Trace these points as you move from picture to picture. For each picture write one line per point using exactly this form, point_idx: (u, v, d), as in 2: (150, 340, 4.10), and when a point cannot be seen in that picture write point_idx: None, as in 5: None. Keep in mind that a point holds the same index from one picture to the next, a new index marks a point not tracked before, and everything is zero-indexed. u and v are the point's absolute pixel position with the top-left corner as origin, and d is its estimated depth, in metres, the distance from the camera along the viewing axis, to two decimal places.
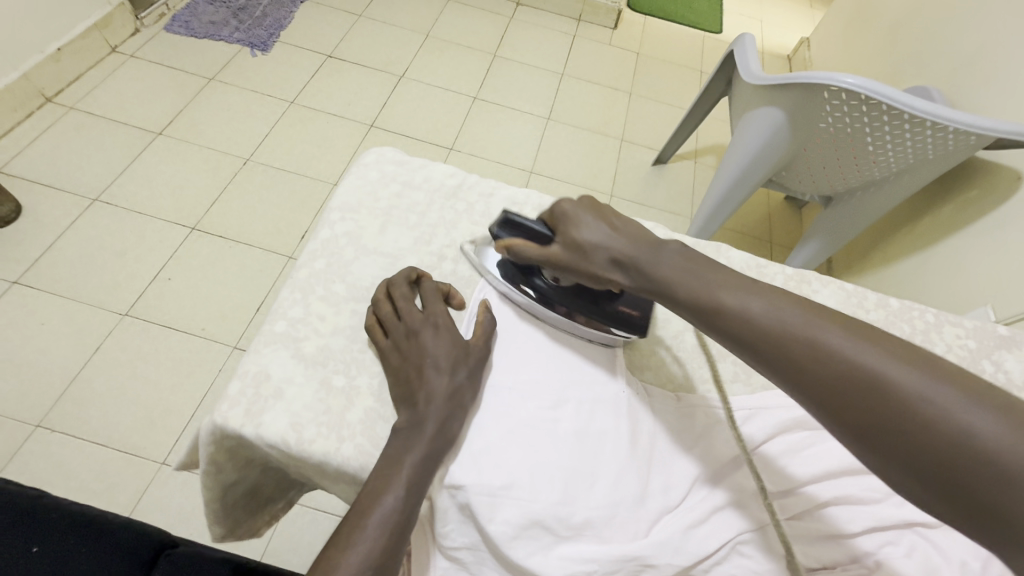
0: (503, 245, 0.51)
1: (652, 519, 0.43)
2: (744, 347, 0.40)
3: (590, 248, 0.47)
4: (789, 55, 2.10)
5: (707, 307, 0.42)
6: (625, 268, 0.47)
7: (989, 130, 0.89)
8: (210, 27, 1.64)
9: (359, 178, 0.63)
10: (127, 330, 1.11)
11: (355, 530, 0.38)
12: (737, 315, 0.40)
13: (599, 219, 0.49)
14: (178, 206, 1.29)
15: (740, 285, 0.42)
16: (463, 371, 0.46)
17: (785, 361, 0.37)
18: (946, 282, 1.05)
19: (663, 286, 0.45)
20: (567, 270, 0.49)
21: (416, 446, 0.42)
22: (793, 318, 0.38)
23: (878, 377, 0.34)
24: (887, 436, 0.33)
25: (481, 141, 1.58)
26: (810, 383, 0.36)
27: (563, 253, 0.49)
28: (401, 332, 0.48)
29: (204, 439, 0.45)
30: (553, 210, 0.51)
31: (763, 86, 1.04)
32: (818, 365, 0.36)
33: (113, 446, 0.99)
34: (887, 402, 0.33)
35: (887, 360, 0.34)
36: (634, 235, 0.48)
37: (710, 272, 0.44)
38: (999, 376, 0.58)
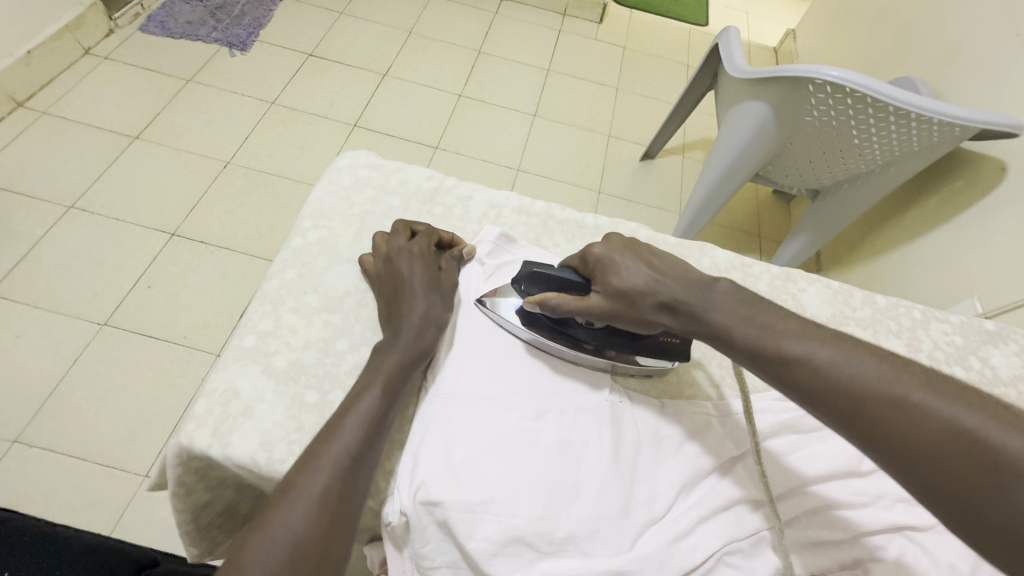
0: (534, 301, 0.50)
1: (637, 532, 0.42)
2: (812, 400, 0.37)
3: (637, 294, 0.46)
4: (776, 46, 2.09)
5: (768, 353, 0.39)
6: (677, 309, 0.45)
7: (976, 122, 0.88)
8: (187, 27, 1.60)
9: (332, 184, 0.61)
10: (106, 341, 1.09)
11: (278, 511, 0.36)
12: (805, 366, 0.37)
13: (637, 260, 0.48)
14: (157, 212, 1.26)
15: (806, 332, 0.39)
16: (438, 296, 0.51)
17: (860, 417, 0.34)
18: (934, 274, 1.05)
19: (715, 327, 0.43)
20: (613, 318, 0.48)
21: (348, 423, 0.41)
22: (869, 371, 0.35)
23: (974, 440, 0.31)
24: (989, 510, 0.29)
25: (467, 139, 1.56)
26: (892, 442, 0.33)
27: (605, 301, 0.47)
28: (385, 260, 0.53)
29: (172, 461, 0.43)
30: (585, 257, 0.50)
31: (748, 80, 1.03)
32: (901, 423, 0.33)
33: (94, 460, 0.97)
34: (987, 470, 0.30)
35: (984, 422, 0.31)
36: (681, 276, 0.46)
37: (772, 315, 0.41)
38: (986, 372, 0.57)
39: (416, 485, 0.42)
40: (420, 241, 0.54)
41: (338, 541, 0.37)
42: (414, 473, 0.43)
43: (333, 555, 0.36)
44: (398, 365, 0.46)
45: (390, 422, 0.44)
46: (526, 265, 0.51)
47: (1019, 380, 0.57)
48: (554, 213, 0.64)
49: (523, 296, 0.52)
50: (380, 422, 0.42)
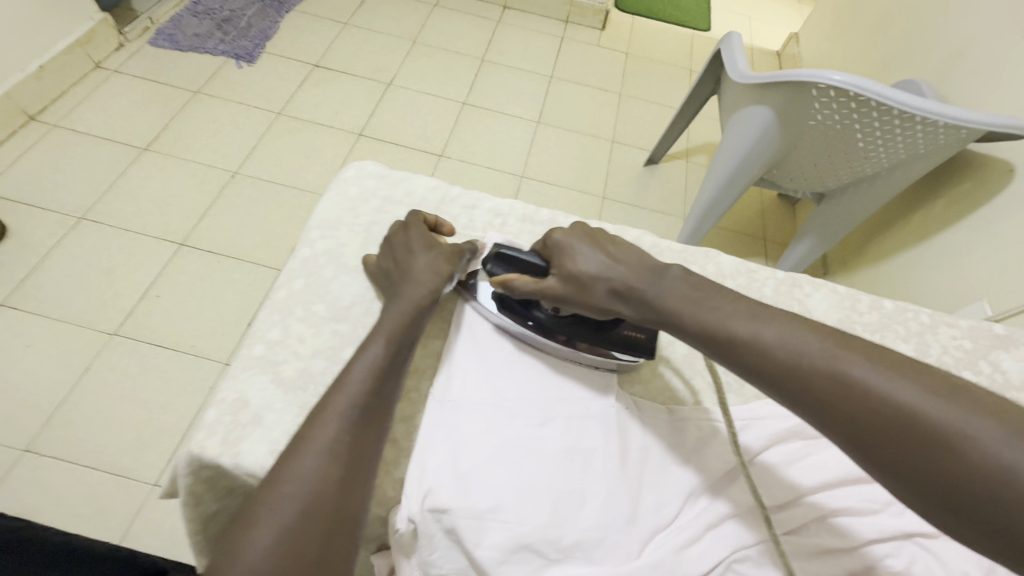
0: (499, 282, 0.51)
1: (645, 538, 0.42)
2: (763, 381, 0.39)
3: (588, 280, 0.48)
4: (778, 51, 2.10)
5: (717, 337, 0.41)
6: (628, 297, 0.47)
7: (981, 124, 0.88)
8: (195, 39, 1.62)
9: (339, 194, 0.62)
10: (116, 350, 1.10)
11: (269, 498, 0.36)
12: (753, 348, 0.39)
13: (594, 248, 0.50)
14: (166, 222, 1.28)
15: (752, 313, 0.41)
16: (441, 252, 0.53)
17: (809, 396, 0.36)
18: (942, 277, 1.04)
19: (665, 313, 0.45)
20: (565, 302, 0.50)
21: (338, 403, 0.41)
22: (811, 350, 0.37)
23: (908, 410, 0.33)
24: (926, 474, 0.32)
25: (470, 146, 1.57)
26: (838, 418, 0.35)
27: (560, 285, 0.49)
28: (385, 243, 0.55)
29: (182, 470, 0.44)
30: (547, 240, 0.52)
31: (750, 84, 1.03)
32: (845, 401, 0.35)
33: (104, 468, 0.98)
34: (921, 438, 0.32)
35: (914, 391, 0.34)
36: (634, 264, 0.48)
37: (719, 298, 0.43)
38: (997, 376, 0.57)
39: (423, 493, 0.42)
40: (414, 220, 0.56)
41: (340, 525, 0.37)
42: (421, 480, 0.43)
43: (337, 538, 0.36)
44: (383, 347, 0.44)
45: (383, 398, 0.43)
46: (494, 246, 0.53)
47: None
48: (559, 220, 0.64)
49: (489, 276, 0.53)
50: (373, 399, 0.42)
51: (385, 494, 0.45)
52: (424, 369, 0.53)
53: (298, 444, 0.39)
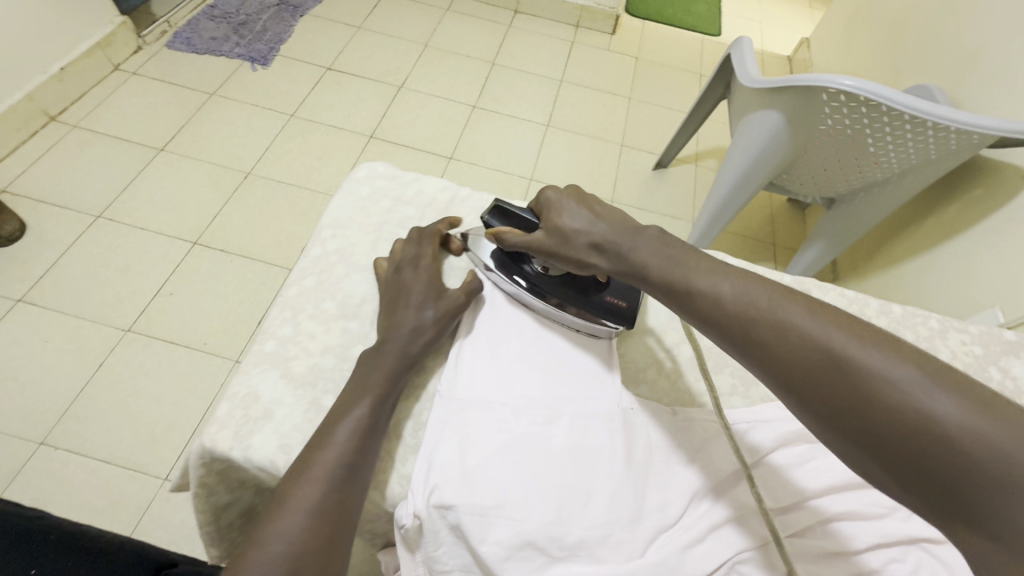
0: (493, 233, 0.56)
1: (649, 538, 0.42)
2: (715, 328, 0.42)
3: (571, 233, 0.51)
4: (789, 56, 2.09)
5: (680, 289, 0.44)
6: (605, 250, 0.49)
7: (992, 130, 0.88)
8: (211, 42, 1.65)
9: (350, 194, 0.63)
10: (130, 347, 1.12)
11: (274, 523, 0.37)
12: (709, 297, 0.42)
13: (581, 207, 0.52)
14: (180, 221, 1.30)
15: (714, 270, 0.44)
16: (431, 310, 0.51)
17: (750, 339, 0.39)
18: (954, 282, 1.03)
19: (635, 267, 0.48)
20: (551, 256, 0.52)
21: (341, 433, 0.41)
22: (758, 301, 0.40)
23: (835, 353, 0.36)
24: (839, 410, 0.34)
25: (480, 149, 1.58)
26: (774, 360, 0.38)
27: (545, 236, 0.52)
28: (392, 267, 0.55)
29: (194, 462, 0.45)
30: (539, 198, 0.55)
31: (760, 89, 1.03)
32: (782, 344, 0.38)
33: (116, 462, 0.99)
34: (842, 378, 0.35)
35: (846, 338, 0.36)
36: (616, 222, 0.50)
37: (689, 258, 0.46)
38: (1007, 383, 0.56)
39: (429, 488, 0.42)
40: (425, 240, 0.57)
41: (338, 547, 0.38)
42: (427, 476, 0.43)
43: (334, 560, 0.37)
44: (386, 377, 0.46)
45: (383, 425, 0.44)
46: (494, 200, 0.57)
47: None
48: None
49: (487, 228, 0.57)
50: (366, 439, 0.42)
51: (391, 489, 0.46)
52: (430, 366, 0.53)
53: (304, 469, 0.40)
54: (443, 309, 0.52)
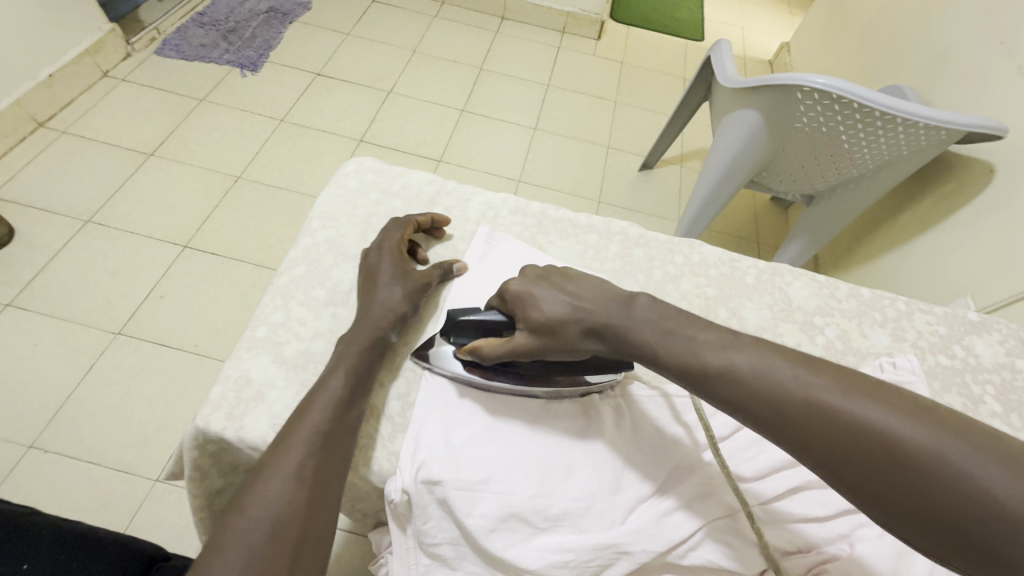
0: (467, 349, 0.48)
1: (628, 508, 0.44)
2: (742, 412, 0.37)
3: (558, 326, 0.46)
4: (770, 59, 2.15)
5: (692, 368, 0.40)
6: (600, 332, 0.45)
7: (960, 126, 0.91)
8: (200, 49, 1.67)
9: (338, 187, 0.64)
10: (121, 349, 1.12)
11: (255, 489, 0.38)
12: (728, 379, 0.38)
13: (552, 290, 0.48)
14: (170, 225, 1.31)
15: (724, 342, 0.40)
16: (398, 288, 0.53)
17: (782, 421, 0.35)
18: (930, 272, 1.06)
19: (640, 348, 0.43)
20: (542, 353, 0.47)
21: (318, 404, 0.43)
22: (785, 376, 0.36)
23: (877, 432, 0.32)
24: (897, 498, 0.31)
25: (469, 152, 1.60)
26: (812, 444, 0.34)
27: (532, 338, 0.47)
28: (368, 249, 0.57)
29: (188, 444, 0.45)
30: (504, 293, 0.50)
31: (740, 89, 1.07)
32: (820, 426, 0.34)
33: (107, 464, 0.99)
34: (892, 461, 0.31)
35: (888, 413, 0.33)
36: (598, 297, 0.47)
37: (691, 329, 0.42)
38: (969, 361, 0.59)
39: (418, 465, 0.44)
40: (399, 226, 0.57)
41: (318, 512, 0.39)
42: (416, 453, 0.45)
43: (314, 526, 0.39)
44: (360, 351, 0.48)
45: (359, 398, 0.46)
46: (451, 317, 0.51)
47: (1001, 368, 0.59)
48: (549, 212, 0.66)
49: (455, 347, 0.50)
50: (344, 415, 0.44)
51: (380, 466, 0.47)
52: (417, 349, 0.54)
53: (284, 439, 0.41)
54: (412, 288, 0.53)
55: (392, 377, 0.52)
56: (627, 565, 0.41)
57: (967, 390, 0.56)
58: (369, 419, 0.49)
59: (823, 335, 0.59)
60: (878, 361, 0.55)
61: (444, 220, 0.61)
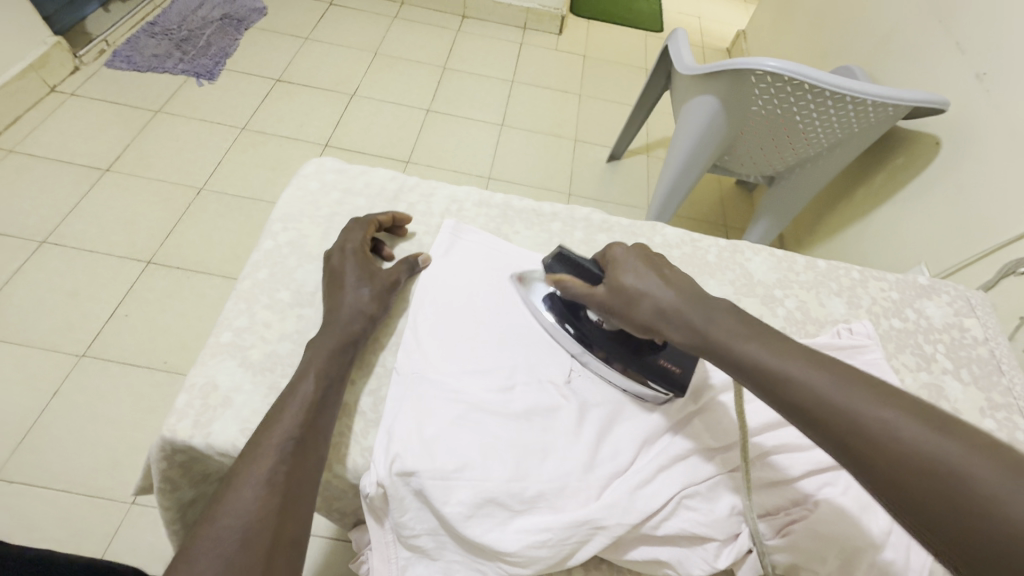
0: (553, 279, 0.52)
1: (603, 484, 0.44)
2: (804, 420, 0.35)
3: (634, 296, 0.46)
4: (728, 47, 2.20)
5: (761, 371, 0.38)
6: (672, 320, 0.43)
7: (906, 100, 0.95)
8: (153, 59, 1.62)
9: (298, 189, 0.63)
10: (86, 371, 1.08)
11: (225, 499, 0.38)
12: (798, 384, 0.36)
13: (649, 267, 0.47)
14: (132, 241, 1.27)
15: (799, 352, 0.38)
16: (366, 288, 0.52)
17: (843, 435, 0.33)
18: (887, 245, 1.11)
19: (711, 346, 0.41)
20: (611, 314, 0.48)
21: (288, 409, 0.43)
22: (857, 394, 0.34)
23: (946, 463, 0.29)
24: (961, 536, 0.28)
25: (437, 152, 1.60)
26: (870, 461, 0.32)
27: (607, 296, 0.48)
28: (332, 251, 0.56)
29: (155, 456, 0.44)
30: (608, 252, 0.50)
31: (697, 75, 1.09)
32: (882, 445, 0.31)
33: (79, 490, 0.96)
34: (958, 495, 0.28)
35: (965, 450, 0.29)
36: (683, 290, 0.44)
37: (769, 336, 0.40)
38: (920, 322, 0.61)
39: (391, 458, 0.44)
40: (360, 227, 0.57)
41: (293, 515, 0.39)
42: (389, 447, 0.45)
43: (289, 529, 0.38)
44: (329, 352, 0.48)
45: (331, 399, 0.46)
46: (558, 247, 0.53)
47: (950, 328, 0.62)
48: (513, 203, 0.66)
49: (548, 272, 0.54)
50: (316, 417, 0.44)
51: (356, 463, 0.47)
52: (388, 345, 0.54)
53: (253, 447, 0.41)
54: (379, 287, 0.53)
55: (363, 375, 0.52)
56: (603, 540, 0.42)
57: (919, 350, 0.59)
58: (342, 418, 0.49)
59: (783, 306, 0.61)
60: (835, 328, 0.58)
61: (404, 216, 0.61)
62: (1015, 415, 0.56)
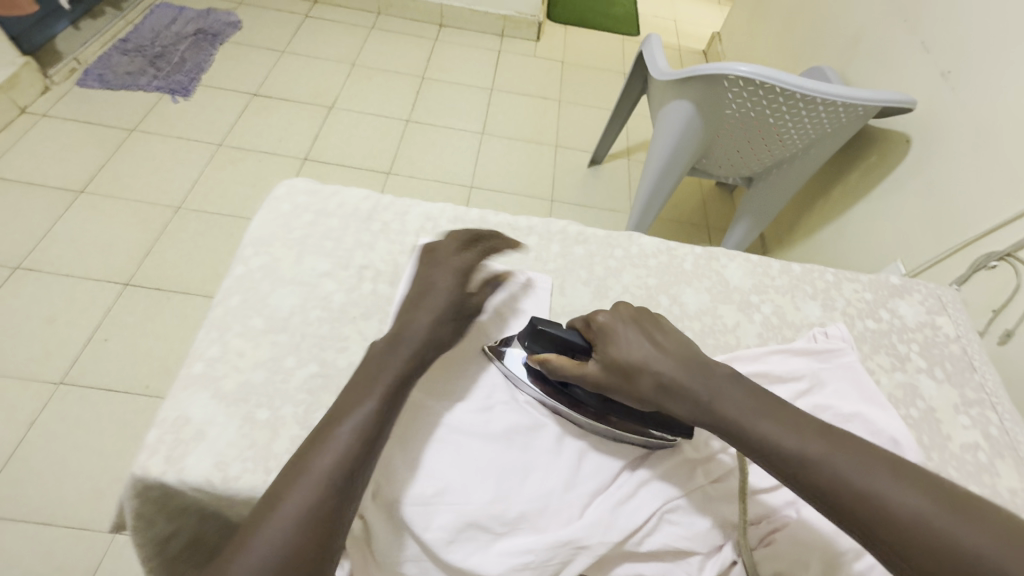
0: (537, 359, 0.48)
1: (584, 502, 0.44)
2: (828, 505, 0.35)
3: (636, 369, 0.44)
4: (704, 49, 2.22)
5: (777, 452, 0.38)
6: (678, 394, 0.42)
7: (874, 101, 0.97)
8: (126, 77, 1.60)
9: (270, 212, 0.62)
10: (64, 400, 1.06)
11: None
12: (822, 470, 0.36)
13: (644, 335, 0.46)
14: (109, 264, 1.25)
15: (812, 429, 0.38)
16: (447, 321, 0.50)
17: (872, 522, 0.33)
18: (863, 243, 1.12)
19: (724, 422, 0.40)
20: (609, 390, 0.46)
21: None
22: (877, 478, 0.35)
23: (975, 553, 0.31)
24: None
25: (418, 162, 1.59)
26: (903, 550, 0.32)
27: (602, 372, 0.45)
28: (437, 265, 0.53)
29: (127, 495, 0.43)
30: (589, 322, 0.48)
31: (670, 81, 1.11)
32: (913, 533, 0.32)
33: (60, 522, 0.94)
34: None
35: (987, 537, 0.31)
36: (684, 359, 0.44)
37: (777, 410, 0.40)
38: (894, 323, 0.62)
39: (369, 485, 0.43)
40: (472, 250, 0.56)
41: None
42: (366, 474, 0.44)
43: None
44: None
45: None
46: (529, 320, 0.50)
47: (923, 326, 0.63)
48: (489, 218, 0.66)
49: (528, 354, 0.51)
50: None
51: None
52: None
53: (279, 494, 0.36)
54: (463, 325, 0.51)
55: None
56: (586, 560, 0.41)
57: (894, 350, 0.60)
58: None
59: (760, 312, 0.61)
60: (811, 333, 0.58)
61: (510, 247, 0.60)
62: (987, 410, 0.57)
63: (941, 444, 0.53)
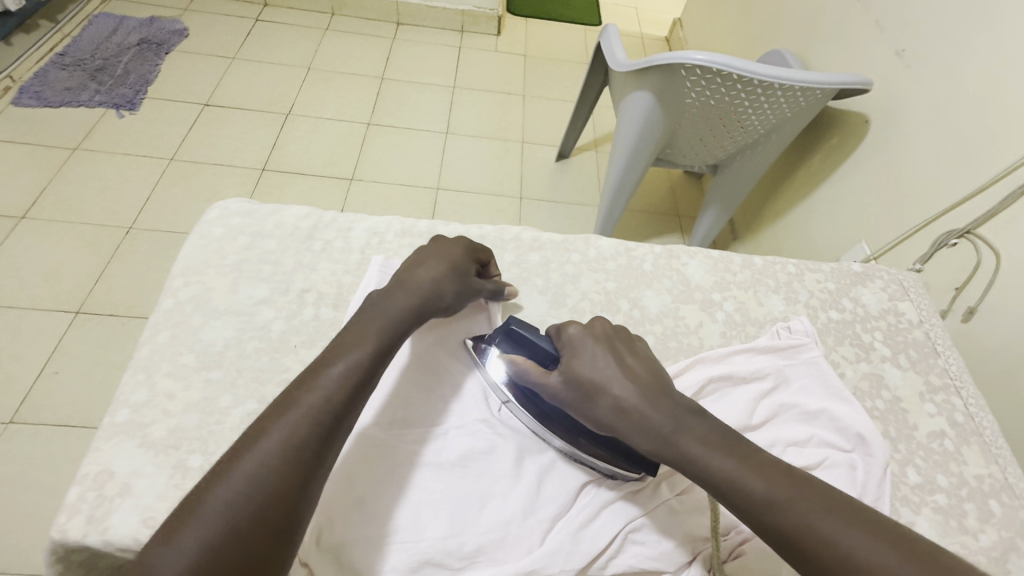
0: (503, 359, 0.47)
1: (546, 527, 0.42)
2: (792, 553, 0.34)
3: (597, 392, 0.42)
4: (666, 36, 2.21)
5: (741, 494, 0.36)
6: (636, 422, 0.41)
7: (831, 84, 0.97)
8: (66, 93, 1.52)
9: (202, 238, 0.59)
10: (12, 440, 1.00)
11: None
12: (787, 516, 0.34)
13: (610, 356, 0.44)
14: (55, 293, 1.18)
15: (778, 471, 0.36)
16: (403, 299, 0.46)
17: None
18: (826, 226, 1.13)
19: (687, 458, 0.38)
20: (568, 407, 0.44)
21: None
22: (845, 529, 0.33)
23: None
24: None
25: (382, 166, 1.55)
26: None
27: (563, 387, 0.44)
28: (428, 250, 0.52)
29: (46, 562, 0.40)
30: (561, 330, 0.47)
31: (629, 72, 1.08)
32: None
33: (13, 571, 0.88)
34: None
35: None
36: (648, 386, 0.42)
37: (742, 447, 0.38)
38: (857, 311, 0.61)
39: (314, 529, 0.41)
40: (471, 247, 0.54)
41: None
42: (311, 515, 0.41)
43: None
44: None
45: None
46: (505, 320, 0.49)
47: (886, 313, 0.62)
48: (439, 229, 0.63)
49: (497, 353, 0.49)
50: None
51: None
52: None
53: (224, 477, 0.34)
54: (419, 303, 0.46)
55: None
56: None
57: (858, 340, 0.59)
58: None
59: (723, 310, 0.60)
60: (774, 328, 0.57)
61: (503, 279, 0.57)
62: (952, 395, 0.56)
63: (908, 434, 0.53)
